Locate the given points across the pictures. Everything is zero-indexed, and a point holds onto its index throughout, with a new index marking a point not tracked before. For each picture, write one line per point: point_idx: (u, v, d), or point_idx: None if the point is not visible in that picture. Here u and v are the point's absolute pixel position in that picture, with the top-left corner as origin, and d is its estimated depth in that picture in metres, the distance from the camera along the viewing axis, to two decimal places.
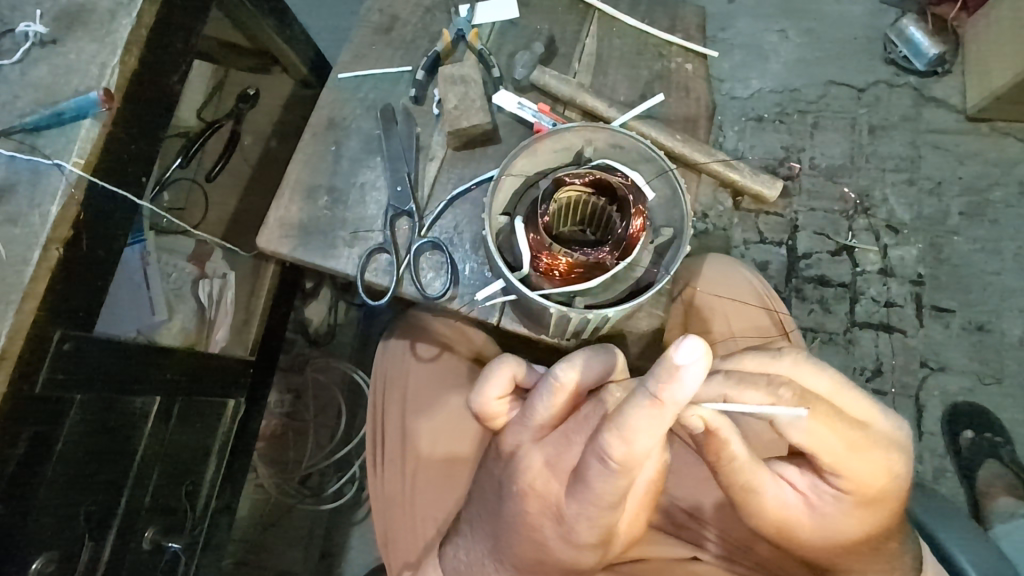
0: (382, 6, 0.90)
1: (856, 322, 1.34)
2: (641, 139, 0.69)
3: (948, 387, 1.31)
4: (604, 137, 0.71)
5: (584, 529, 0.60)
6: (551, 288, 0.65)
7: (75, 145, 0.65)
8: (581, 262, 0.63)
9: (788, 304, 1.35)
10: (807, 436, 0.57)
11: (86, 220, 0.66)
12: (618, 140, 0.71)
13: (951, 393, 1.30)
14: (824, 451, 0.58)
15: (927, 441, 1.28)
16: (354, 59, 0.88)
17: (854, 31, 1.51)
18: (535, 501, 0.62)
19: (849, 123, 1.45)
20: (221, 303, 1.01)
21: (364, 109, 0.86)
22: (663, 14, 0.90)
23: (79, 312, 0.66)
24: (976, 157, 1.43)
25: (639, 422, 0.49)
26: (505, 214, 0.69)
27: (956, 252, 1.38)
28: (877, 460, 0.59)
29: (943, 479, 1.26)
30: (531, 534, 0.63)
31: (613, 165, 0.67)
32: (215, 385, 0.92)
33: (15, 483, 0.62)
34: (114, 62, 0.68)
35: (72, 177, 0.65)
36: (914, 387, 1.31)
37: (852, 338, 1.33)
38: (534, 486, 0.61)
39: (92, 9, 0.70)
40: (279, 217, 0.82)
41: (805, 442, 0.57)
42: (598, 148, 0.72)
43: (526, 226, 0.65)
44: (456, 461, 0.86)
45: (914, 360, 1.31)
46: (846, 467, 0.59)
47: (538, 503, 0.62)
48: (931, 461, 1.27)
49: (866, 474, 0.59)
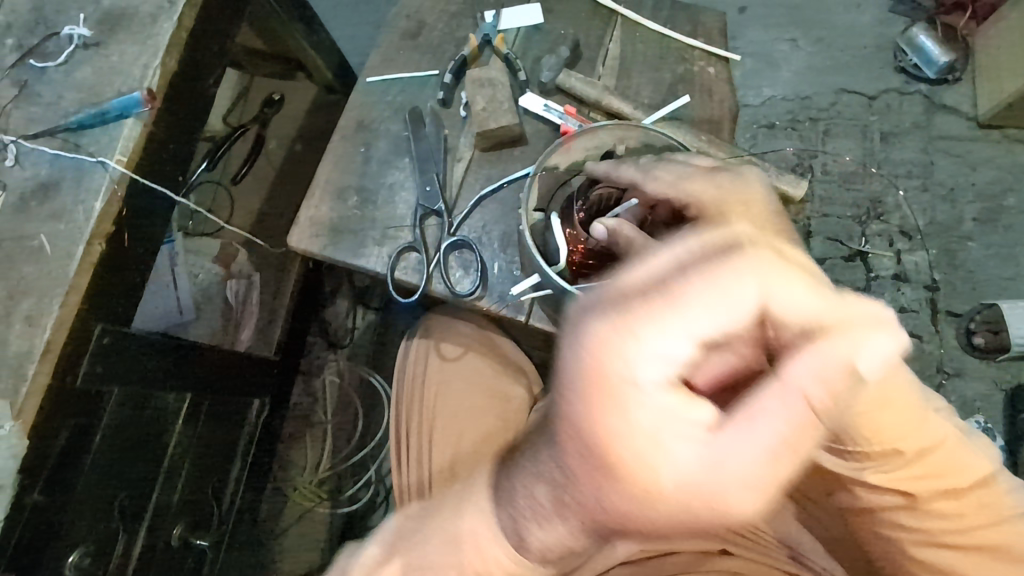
0: (409, 12, 0.93)
1: None
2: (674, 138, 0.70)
3: (965, 392, 1.33)
4: (638, 137, 0.72)
5: (648, 494, 0.43)
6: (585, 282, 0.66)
7: (119, 143, 0.66)
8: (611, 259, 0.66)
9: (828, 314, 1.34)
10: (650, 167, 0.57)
11: (126, 216, 0.67)
12: (651, 138, 0.71)
13: (968, 398, 1.33)
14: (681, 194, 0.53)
15: None
16: (383, 63, 0.90)
17: (865, 39, 1.53)
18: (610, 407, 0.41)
19: (861, 130, 1.47)
20: (247, 303, 1.03)
21: (392, 112, 0.88)
22: (685, 20, 0.92)
23: (119, 307, 0.68)
24: (988, 163, 1.44)
25: (821, 366, 0.43)
26: (539, 211, 0.71)
27: (971, 257, 1.40)
28: (739, 200, 0.50)
29: None
30: (576, 458, 0.44)
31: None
32: (243, 384, 0.93)
33: (59, 476, 0.63)
34: (155, 63, 0.70)
35: (116, 175, 0.66)
36: None
37: None
38: (621, 393, 0.41)
39: (135, 12, 0.72)
40: (309, 216, 0.83)
41: (662, 181, 0.55)
42: (630, 147, 0.73)
43: (562, 222, 0.69)
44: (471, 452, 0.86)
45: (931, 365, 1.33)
46: (697, 190, 0.52)
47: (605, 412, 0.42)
48: None
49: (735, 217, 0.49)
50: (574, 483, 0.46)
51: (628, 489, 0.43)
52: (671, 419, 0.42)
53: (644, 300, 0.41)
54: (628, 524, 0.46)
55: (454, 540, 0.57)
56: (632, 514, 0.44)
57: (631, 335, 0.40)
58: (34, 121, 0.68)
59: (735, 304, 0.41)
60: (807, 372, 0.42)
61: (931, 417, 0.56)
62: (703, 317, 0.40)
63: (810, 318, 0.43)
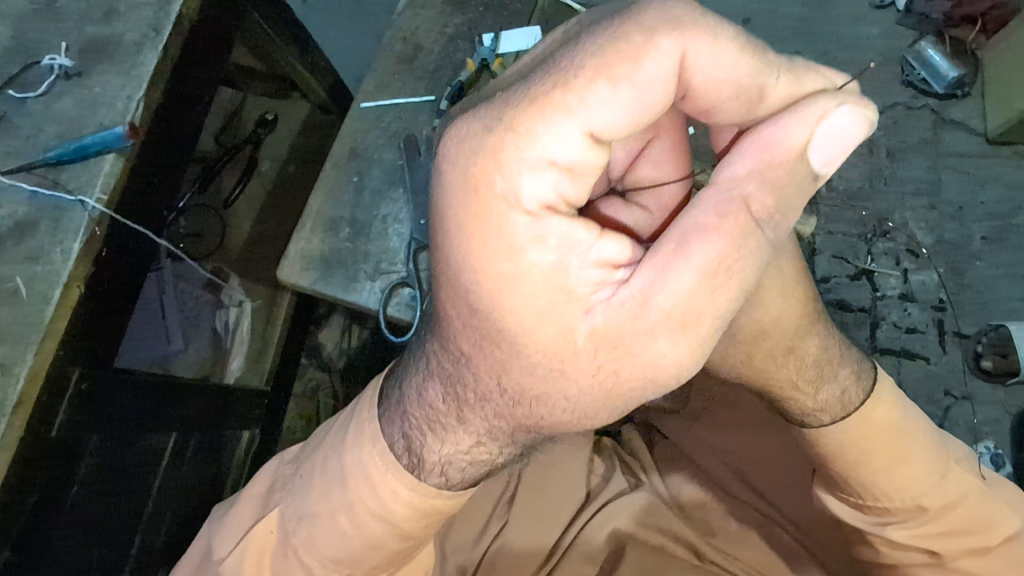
0: (405, 35, 0.90)
1: (878, 348, 1.33)
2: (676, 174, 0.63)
3: (974, 417, 1.30)
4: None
5: (558, 352, 0.42)
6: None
7: (99, 180, 0.64)
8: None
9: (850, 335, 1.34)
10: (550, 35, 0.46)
11: (106, 256, 0.65)
12: None
13: (977, 422, 1.29)
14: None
15: None
16: (378, 88, 0.88)
17: (870, 52, 1.50)
18: (506, 258, 0.40)
19: (867, 145, 1.44)
20: (235, 331, 1.01)
21: (386, 139, 0.85)
22: None
23: (100, 349, 0.65)
24: (997, 180, 1.41)
25: (766, 157, 0.41)
26: None
27: (978, 276, 1.37)
28: (772, 270, 0.57)
29: None
30: (472, 325, 0.43)
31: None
32: (231, 419, 0.90)
33: (31, 534, 0.60)
34: (139, 95, 0.67)
35: (95, 214, 0.63)
36: (938, 416, 1.30)
37: None
38: (502, 220, 0.39)
39: (118, 41, 0.69)
40: (300, 249, 0.81)
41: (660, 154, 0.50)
42: None
43: None
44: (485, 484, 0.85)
45: (938, 389, 1.31)
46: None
47: (500, 262, 0.40)
48: None
49: (770, 298, 0.57)
50: (479, 353, 0.44)
51: (533, 349, 0.42)
52: (568, 240, 0.39)
53: (531, 100, 0.38)
54: (540, 405, 0.45)
55: (341, 475, 0.55)
56: (547, 381, 0.43)
57: (517, 135, 0.38)
58: (11, 155, 0.65)
59: (638, 87, 0.38)
60: (748, 167, 0.41)
61: (949, 472, 0.61)
62: (597, 108, 0.38)
63: (746, 85, 0.41)
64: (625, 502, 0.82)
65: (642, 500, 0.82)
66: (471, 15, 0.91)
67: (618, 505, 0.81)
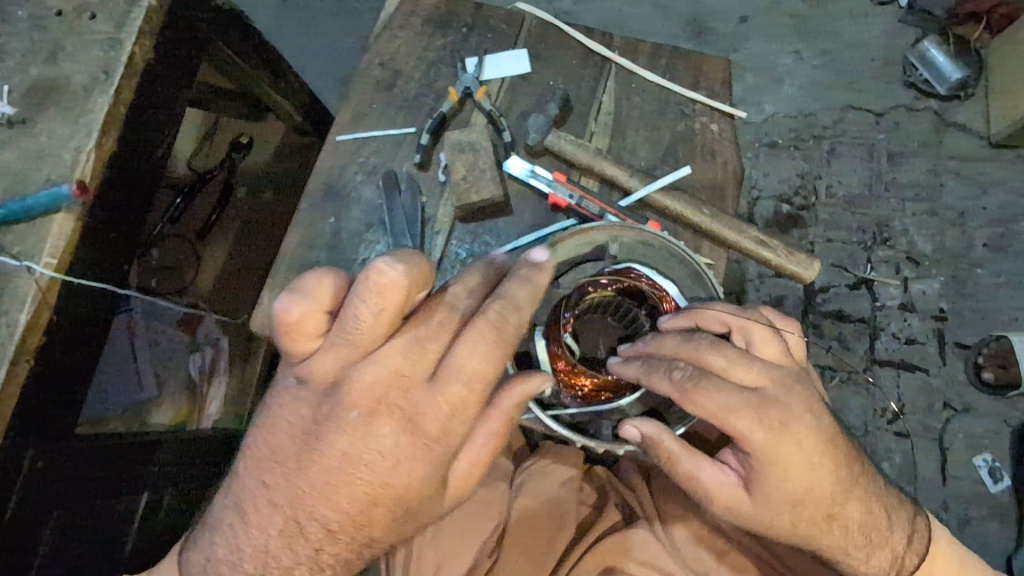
0: (383, 60, 0.84)
1: (876, 360, 1.28)
2: (672, 239, 0.60)
3: (974, 429, 1.25)
4: (633, 235, 0.61)
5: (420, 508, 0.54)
6: (576, 407, 0.60)
7: (47, 243, 0.59)
8: (612, 380, 0.61)
9: (847, 345, 1.28)
10: (370, 295, 0.45)
11: (58, 323, 0.60)
12: (645, 238, 0.61)
13: (977, 435, 1.25)
14: (727, 426, 0.52)
15: (953, 486, 1.23)
16: (354, 118, 0.82)
17: (871, 52, 1.44)
18: (396, 488, 0.50)
19: (867, 150, 1.39)
20: (213, 376, 0.94)
21: (364, 175, 0.80)
22: (686, 69, 0.83)
23: (56, 420, 0.61)
24: (1001, 185, 1.36)
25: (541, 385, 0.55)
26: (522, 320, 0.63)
27: (980, 286, 1.31)
28: (792, 444, 0.52)
29: (968, 527, 1.21)
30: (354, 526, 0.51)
31: (642, 273, 0.61)
32: (211, 467, 0.85)
33: None
34: (88, 146, 0.62)
35: (43, 280, 0.58)
36: (936, 429, 1.26)
37: (874, 376, 1.27)
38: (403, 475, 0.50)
39: (66, 84, 0.64)
40: (273, 296, 0.76)
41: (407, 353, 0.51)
42: (625, 243, 0.62)
43: (549, 340, 0.62)
44: (468, 514, 0.74)
45: (936, 402, 1.26)
46: (746, 429, 0.51)
47: (391, 497, 0.50)
48: (956, 507, 1.22)
49: (797, 472, 0.53)
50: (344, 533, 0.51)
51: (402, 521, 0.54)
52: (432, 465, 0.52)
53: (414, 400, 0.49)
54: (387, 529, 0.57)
55: None
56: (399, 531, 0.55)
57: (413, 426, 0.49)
58: None
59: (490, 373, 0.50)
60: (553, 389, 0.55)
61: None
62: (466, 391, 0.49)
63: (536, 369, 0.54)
64: (619, 538, 0.72)
65: (636, 536, 0.72)
66: (454, 37, 0.85)
67: (613, 542, 0.71)
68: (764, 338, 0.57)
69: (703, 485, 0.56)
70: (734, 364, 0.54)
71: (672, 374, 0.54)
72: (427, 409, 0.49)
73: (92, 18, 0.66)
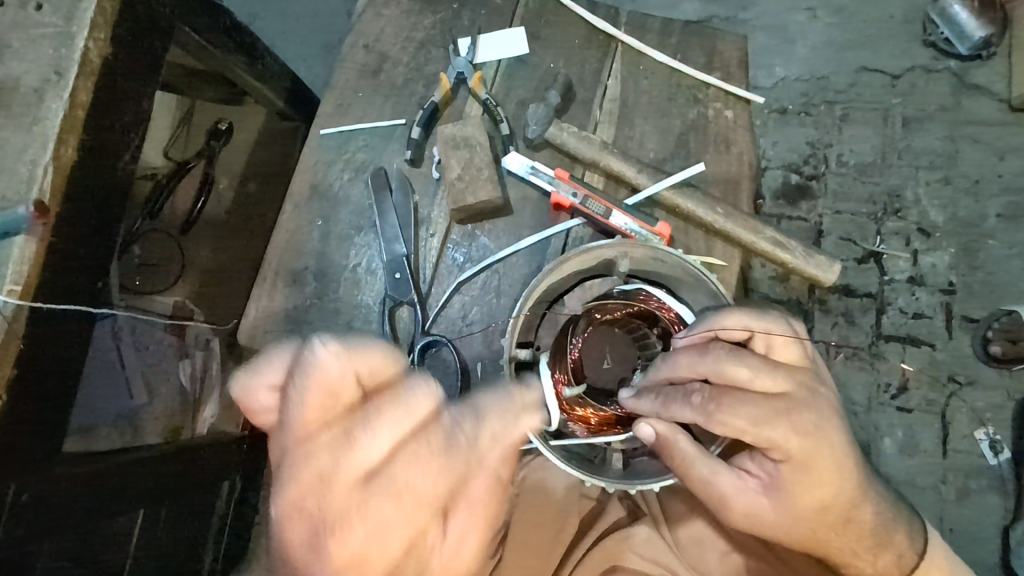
0: (367, 41, 0.77)
1: (881, 335, 1.23)
2: (686, 258, 0.54)
3: (976, 404, 1.21)
4: (643, 250, 0.57)
5: None
6: (582, 437, 0.58)
7: (10, 268, 0.54)
8: (617, 414, 0.59)
9: (852, 321, 1.22)
10: (303, 381, 0.44)
11: (29, 352, 0.56)
12: (658, 254, 0.56)
13: (979, 410, 1.21)
14: (760, 439, 0.49)
15: (954, 460, 1.20)
16: (337, 109, 0.76)
17: (889, 8, 1.35)
18: None
19: (882, 115, 1.31)
20: (205, 378, 0.89)
21: (351, 173, 0.74)
22: (698, 47, 0.76)
23: (37, 452, 0.58)
24: (1019, 151, 1.28)
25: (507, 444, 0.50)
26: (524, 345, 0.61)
27: (991, 257, 1.26)
28: (825, 445, 0.50)
29: (967, 500, 1.18)
30: None
31: (653, 293, 0.59)
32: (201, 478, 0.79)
33: None
34: (46, 159, 0.57)
35: (9, 309, 0.54)
36: (940, 403, 1.22)
37: (879, 352, 1.23)
38: None
39: (15, 88, 0.58)
40: (260, 308, 0.71)
41: None
42: (635, 259, 0.58)
43: (552, 368, 0.60)
44: None
45: (941, 376, 1.22)
46: (781, 439, 0.49)
47: None
48: (956, 481, 1.19)
49: (827, 475, 0.50)
50: None
51: None
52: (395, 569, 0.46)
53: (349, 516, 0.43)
54: None
55: None
56: None
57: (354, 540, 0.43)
58: None
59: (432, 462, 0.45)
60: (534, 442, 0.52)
61: None
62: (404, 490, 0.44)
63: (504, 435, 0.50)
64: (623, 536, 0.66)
65: (639, 534, 0.67)
66: (444, 15, 0.78)
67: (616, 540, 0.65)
68: (784, 342, 0.53)
69: (717, 492, 0.51)
70: (759, 374, 0.50)
71: (692, 401, 0.50)
72: (356, 511, 0.43)
73: (38, 9, 0.59)
